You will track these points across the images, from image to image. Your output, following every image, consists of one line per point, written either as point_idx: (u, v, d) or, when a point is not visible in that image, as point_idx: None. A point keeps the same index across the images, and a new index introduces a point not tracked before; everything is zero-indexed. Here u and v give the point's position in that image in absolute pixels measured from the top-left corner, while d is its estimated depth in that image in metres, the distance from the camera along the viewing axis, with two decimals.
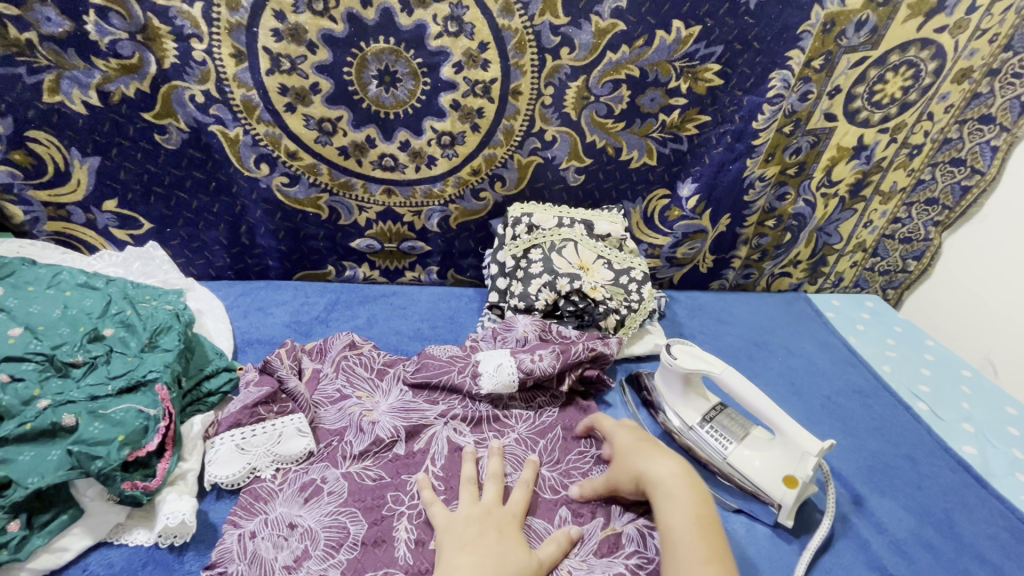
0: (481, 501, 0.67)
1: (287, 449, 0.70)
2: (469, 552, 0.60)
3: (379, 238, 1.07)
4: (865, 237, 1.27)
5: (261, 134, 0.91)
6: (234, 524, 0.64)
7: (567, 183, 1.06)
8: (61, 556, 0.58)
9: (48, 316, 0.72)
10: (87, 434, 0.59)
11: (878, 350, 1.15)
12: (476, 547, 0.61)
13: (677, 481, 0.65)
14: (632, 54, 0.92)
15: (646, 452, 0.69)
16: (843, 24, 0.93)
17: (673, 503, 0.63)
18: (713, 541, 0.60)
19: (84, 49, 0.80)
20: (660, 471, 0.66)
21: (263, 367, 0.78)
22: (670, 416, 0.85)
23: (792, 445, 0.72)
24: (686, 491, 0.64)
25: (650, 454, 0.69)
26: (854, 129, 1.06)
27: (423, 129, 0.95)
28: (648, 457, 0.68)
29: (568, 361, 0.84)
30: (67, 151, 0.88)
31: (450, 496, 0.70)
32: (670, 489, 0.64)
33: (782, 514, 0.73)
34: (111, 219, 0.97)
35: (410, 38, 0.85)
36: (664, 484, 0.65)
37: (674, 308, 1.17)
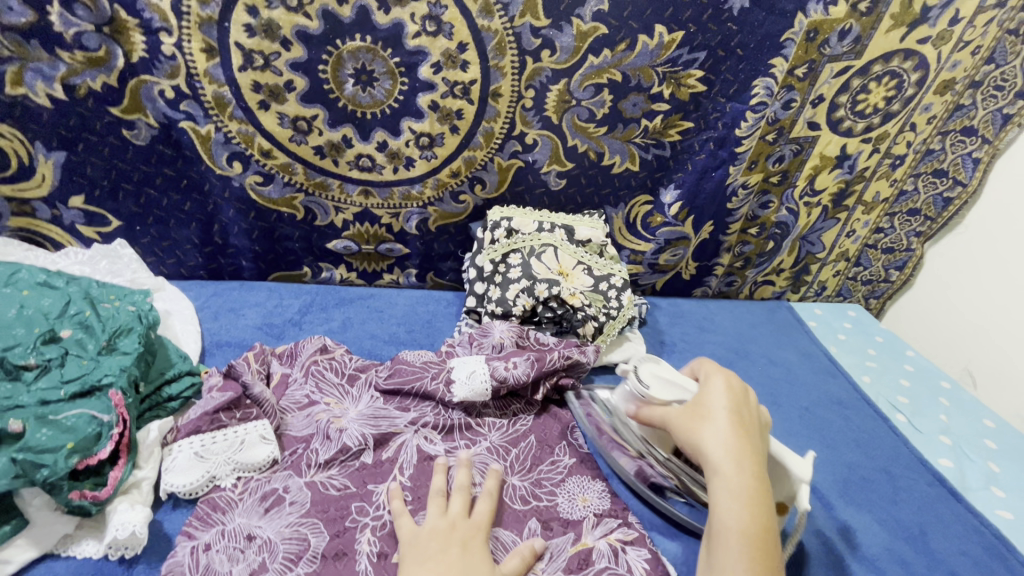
0: (449, 512, 0.65)
1: (250, 457, 0.68)
2: (426, 568, 0.59)
3: (356, 240, 1.05)
4: (848, 247, 1.26)
5: (233, 131, 0.89)
6: (189, 535, 0.61)
7: (548, 187, 1.04)
8: (3, 569, 0.55)
9: (2, 316, 0.69)
10: (34, 440, 0.57)
11: (858, 360, 1.15)
12: (437, 564, 0.59)
13: (745, 470, 0.61)
14: (614, 58, 0.91)
15: (717, 433, 0.64)
16: (827, 33, 0.92)
17: (728, 493, 0.60)
18: (768, 549, 0.57)
19: (48, 41, 0.77)
20: (730, 458, 0.62)
21: (227, 371, 0.75)
22: (627, 436, 0.78)
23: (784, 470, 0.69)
24: (750, 487, 0.60)
25: (720, 434, 0.64)
26: (837, 137, 1.06)
27: (401, 130, 0.93)
28: (719, 437, 0.64)
29: (544, 369, 0.82)
30: (31, 145, 0.86)
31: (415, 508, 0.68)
32: (729, 476, 0.61)
33: (782, 542, 0.72)
34: (78, 216, 0.94)
35: (388, 36, 0.84)
36: (725, 470, 0.61)
37: (656, 315, 1.16)
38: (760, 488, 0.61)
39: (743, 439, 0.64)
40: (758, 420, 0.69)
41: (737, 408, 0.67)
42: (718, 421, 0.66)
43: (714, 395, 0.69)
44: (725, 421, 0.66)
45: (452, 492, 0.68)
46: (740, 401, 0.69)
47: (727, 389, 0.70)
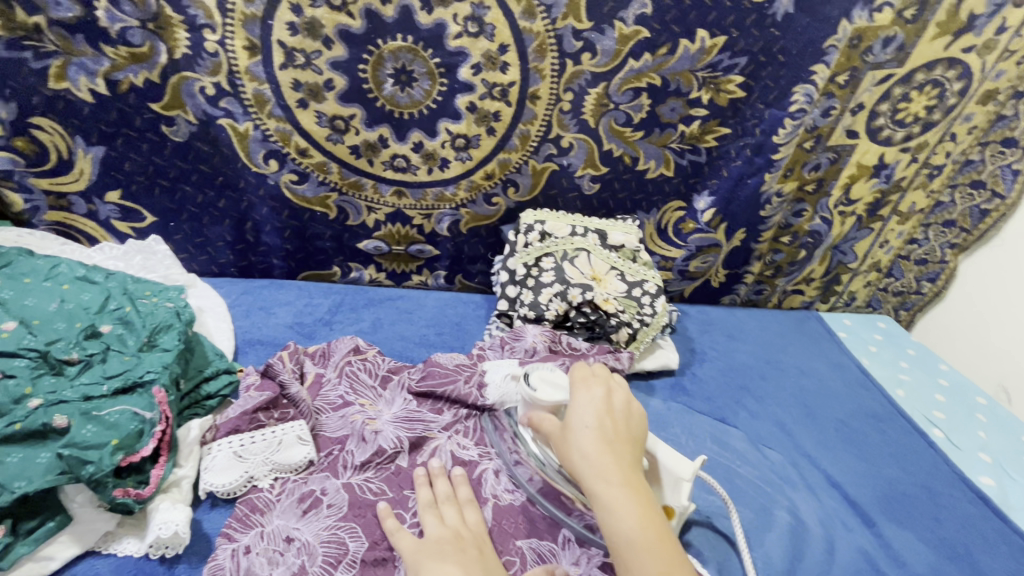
0: (448, 521, 0.63)
1: (287, 458, 0.68)
2: (453, 563, 0.57)
3: (387, 240, 1.05)
4: (880, 257, 1.24)
5: (271, 129, 0.89)
6: (229, 538, 0.61)
7: (582, 191, 1.03)
8: (46, 565, 0.55)
9: (44, 310, 0.69)
10: (79, 436, 0.57)
11: (891, 372, 1.13)
12: (459, 558, 0.58)
13: (619, 480, 0.58)
14: (654, 62, 0.90)
15: (584, 450, 0.60)
16: (870, 40, 0.91)
17: (609, 512, 0.56)
18: (662, 549, 0.54)
19: (93, 35, 0.78)
20: (599, 474, 0.58)
21: (264, 370, 0.75)
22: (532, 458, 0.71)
23: (666, 474, 0.67)
24: (624, 496, 0.57)
25: (588, 450, 0.60)
26: (876, 146, 1.04)
27: (437, 131, 0.92)
28: (585, 454, 0.60)
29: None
30: (72, 139, 0.86)
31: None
32: (606, 494, 0.57)
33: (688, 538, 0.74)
34: (114, 211, 0.95)
35: (429, 37, 0.83)
36: (600, 487, 0.57)
37: (685, 323, 1.15)
38: (640, 490, 0.58)
39: (612, 445, 0.61)
40: (627, 414, 0.65)
41: (602, 415, 0.63)
42: (585, 436, 0.61)
43: (578, 410, 0.64)
44: (592, 433, 0.61)
45: (442, 502, 0.66)
46: (607, 403, 0.64)
47: (591, 395, 0.65)
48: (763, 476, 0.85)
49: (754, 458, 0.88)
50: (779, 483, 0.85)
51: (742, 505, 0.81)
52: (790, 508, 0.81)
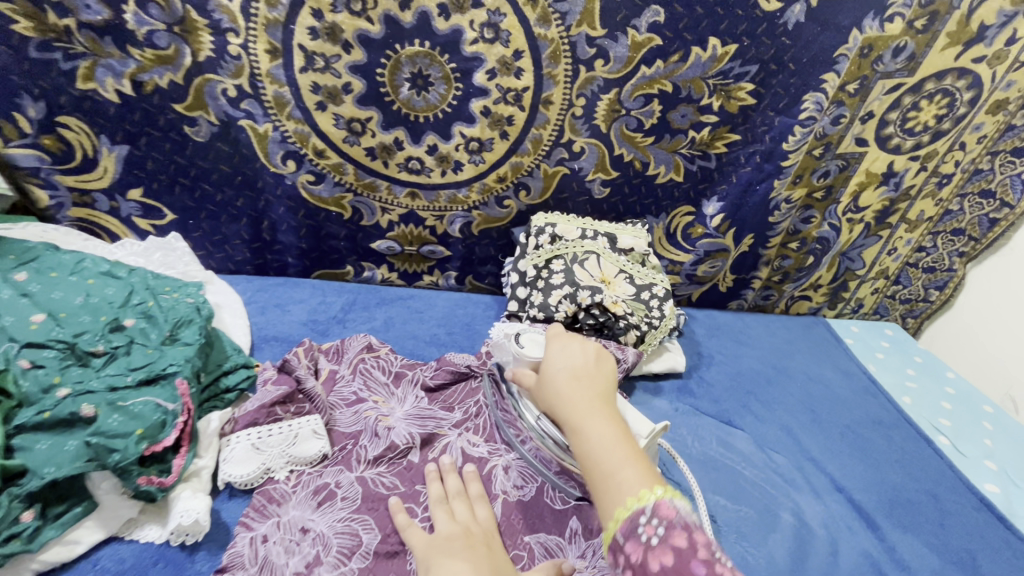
0: (458, 517, 0.64)
1: (303, 451, 0.69)
2: (462, 559, 0.58)
3: (400, 240, 1.07)
4: (888, 264, 1.25)
5: (290, 130, 0.91)
6: (247, 526, 0.63)
7: (592, 195, 1.05)
8: (73, 549, 0.58)
9: (70, 303, 0.72)
10: (106, 425, 0.58)
11: (898, 380, 1.13)
12: (468, 555, 0.58)
13: (586, 403, 0.63)
14: (666, 69, 0.91)
15: (554, 385, 0.67)
16: (881, 49, 0.92)
17: (579, 431, 0.61)
18: (627, 453, 0.57)
19: (120, 38, 0.80)
20: (567, 400, 0.64)
21: (281, 366, 0.78)
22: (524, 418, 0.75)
23: None
24: (589, 415, 0.62)
25: (559, 385, 0.66)
26: (885, 154, 1.05)
27: (451, 134, 0.94)
28: (555, 388, 0.66)
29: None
30: (97, 138, 0.89)
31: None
32: (576, 416, 0.62)
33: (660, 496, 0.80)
34: (135, 208, 0.97)
35: (446, 42, 0.85)
36: (570, 412, 0.63)
37: (692, 327, 1.16)
38: (609, 411, 0.63)
39: (582, 378, 0.67)
40: (597, 356, 0.71)
41: (572, 358, 0.70)
42: (556, 374, 0.67)
43: (549, 357, 0.70)
44: (562, 371, 0.68)
45: (453, 497, 0.67)
46: (579, 350, 0.71)
47: (563, 343, 0.72)
48: (768, 478, 0.86)
49: (760, 460, 0.89)
50: (784, 485, 0.86)
51: (748, 505, 0.82)
52: (795, 510, 0.82)
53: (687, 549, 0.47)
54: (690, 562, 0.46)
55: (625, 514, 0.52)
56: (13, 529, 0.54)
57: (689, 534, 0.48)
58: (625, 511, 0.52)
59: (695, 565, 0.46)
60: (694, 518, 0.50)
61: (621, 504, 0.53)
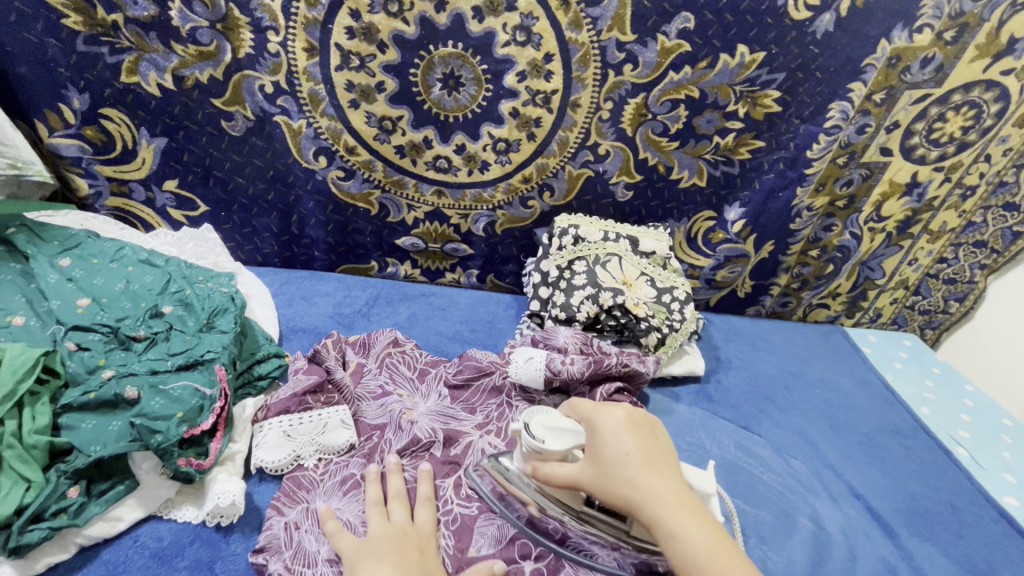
0: (394, 521, 0.63)
1: (331, 440, 0.71)
2: (386, 564, 0.57)
3: (424, 237, 1.09)
4: (908, 275, 1.24)
5: (323, 127, 0.93)
6: (279, 511, 0.65)
7: (615, 198, 1.06)
8: (115, 526, 0.60)
9: (111, 289, 0.74)
10: (149, 407, 0.61)
11: (915, 391, 1.13)
12: (395, 560, 0.58)
13: (677, 501, 0.56)
14: (694, 75, 0.92)
15: (634, 479, 0.57)
16: (909, 60, 0.92)
17: (679, 540, 0.53)
18: (738, 559, 0.53)
19: (165, 34, 0.83)
20: (654, 500, 0.56)
21: (311, 356, 0.80)
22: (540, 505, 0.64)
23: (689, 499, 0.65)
24: (684, 516, 0.55)
25: (638, 479, 0.57)
26: (909, 164, 1.05)
27: (480, 134, 0.96)
28: (635, 483, 0.57)
29: (599, 370, 0.86)
30: (137, 130, 0.91)
31: (462, 530, 0.67)
32: (671, 522, 0.55)
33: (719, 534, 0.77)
34: (170, 199, 1.00)
35: (479, 44, 0.87)
36: (663, 515, 0.55)
37: (710, 331, 1.17)
38: (696, 506, 0.56)
39: (654, 466, 0.58)
40: (649, 431, 0.63)
41: (633, 439, 0.60)
42: (626, 469, 0.58)
43: (608, 441, 0.59)
44: (633, 464, 0.58)
45: (390, 500, 0.65)
46: (633, 424, 0.62)
47: (615, 420, 0.61)
48: (786, 483, 0.87)
49: (778, 465, 0.90)
50: (802, 490, 0.86)
51: (765, 509, 0.83)
52: (813, 515, 0.83)
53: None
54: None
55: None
56: (60, 504, 0.56)
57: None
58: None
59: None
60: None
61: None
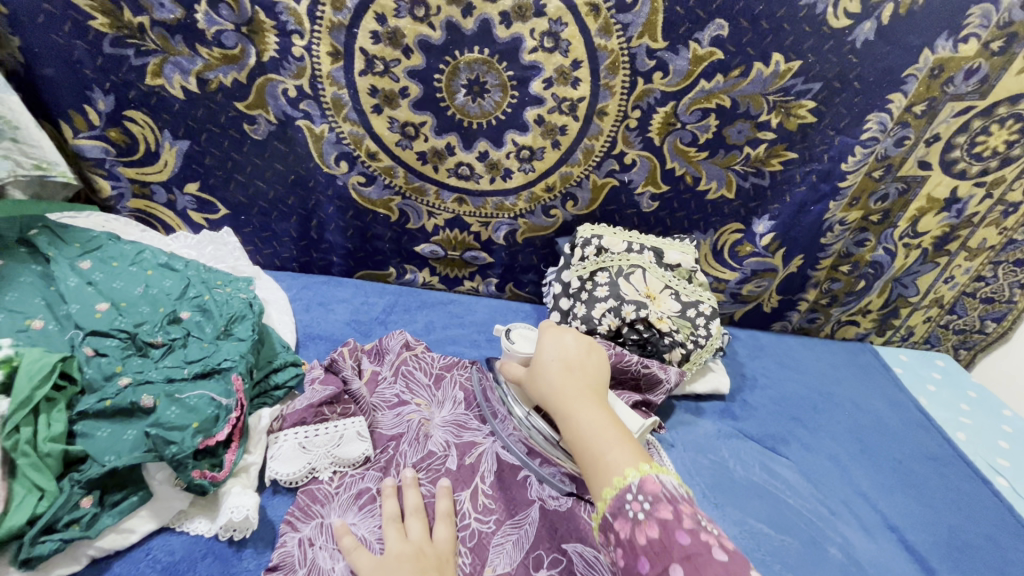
0: (411, 538, 0.60)
1: (347, 453, 0.70)
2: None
3: (444, 245, 1.07)
4: (944, 293, 1.18)
5: (345, 132, 0.92)
6: (292, 527, 0.63)
7: (640, 208, 1.03)
8: (128, 537, 0.59)
9: (131, 293, 0.74)
10: (164, 417, 0.60)
11: (950, 415, 1.08)
12: None
13: (575, 391, 0.63)
14: (726, 84, 0.89)
15: (549, 371, 0.67)
16: (953, 71, 0.88)
17: (569, 416, 0.61)
18: (617, 434, 0.58)
19: (190, 37, 0.82)
20: (558, 388, 0.64)
21: (328, 365, 0.79)
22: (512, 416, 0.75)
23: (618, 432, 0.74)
24: (581, 398, 0.62)
25: (551, 373, 0.66)
26: (949, 179, 1.00)
27: (504, 141, 0.94)
28: (548, 375, 0.66)
29: (619, 366, 0.89)
30: (160, 133, 0.91)
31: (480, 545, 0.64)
32: (569, 404, 0.62)
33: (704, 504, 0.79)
34: (191, 202, 1.00)
35: (505, 50, 0.85)
36: (559, 398, 0.63)
37: (735, 346, 1.14)
38: (601, 399, 0.63)
39: (571, 368, 0.67)
40: (589, 349, 0.71)
41: (564, 347, 0.70)
42: (548, 366, 0.67)
43: (543, 348, 0.70)
44: (554, 361, 0.68)
45: (408, 515, 0.63)
46: (572, 342, 0.71)
47: (557, 334, 0.72)
48: (815, 509, 0.84)
49: (808, 490, 0.86)
50: (832, 518, 0.83)
51: (792, 535, 0.79)
52: (843, 545, 0.80)
53: (672, 520, 0.49)
54: (676, 533, 0.48)
55: (613, 492, 0.52)
56: (73, 515, 0.55)
57: (674, 505, 0.50)
58: (613, 490, 0.52)
59: (680, 533, 0.48)
60: (679, 491, 0.52)
61: (610, 483, 0.53)
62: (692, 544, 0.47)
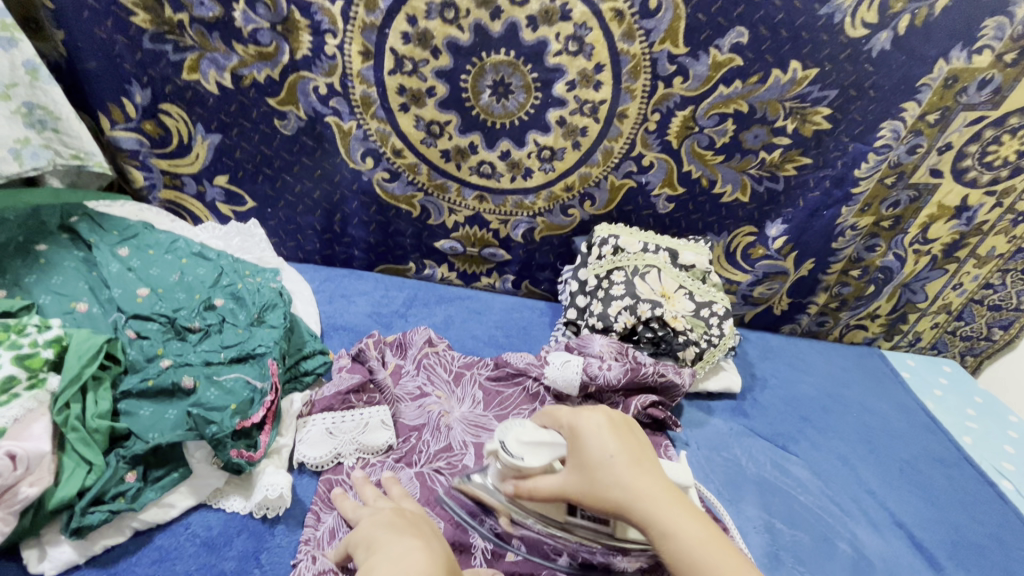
0: (383, 507, 0.57)
1: (371, 440, 0.73)
2: (412, 536, 0.52)
3: (463, 241, 1.09)
4: (952, 299, 1.19)
5: (372, 129, 0.94)
6: (316, 517, 0.65)
7: (656, 210, 1.05)
8: (168, 512, 0.63)
9: (167, 280, 0.79)
10: (204, 398, 0.66)
11: (957, 419, 1.10)
12: (414, 533, 0.52)
13: (661, 499, 0.52)
14: (744, 90, 0.92)
15: (620, 478, 0.53)
16: (966, 81, 0.90)
17: (669, 534, 0.50)
18: (726, 551, 0.49)
19: (227, 34, 0.85)
20: (643, 500, 0.52)
21: (355, 355, 0.83)
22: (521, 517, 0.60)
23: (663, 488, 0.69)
24: (673, 507, 0.52)
25: (622, 482, 0.53)
26: (960, 187, 1.02)
27: (526, 141, 0.96)
28: (622, 486, 0.52)
29: (636, 378, 0.88)
30: (193, 126, 0.94)
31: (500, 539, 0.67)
32: (663, 519, 0.51)
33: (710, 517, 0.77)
34: (219, 193, 1.02)
35: (531, 52, 0.87)
36: (649, 517, 0.51)
37: (745, 347, 1.16)
38: (685, 500, 0.53)
39: (639, 466, 0.54)
40: (631, 430, 0.59)
41: (615, 439, 0.55)
42: (612, 467, 0.53)
43: (591, 444, 0.55)
44: (617, 461, 0.54)
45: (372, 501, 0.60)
46: (613, 426, 0.57)
47: (595, 420, 0.57)
48: (824, 505, 0.86)
49: (817, 487, 0.89)
50: (841, 514, 0.85)
51: (803, 530, 0.82)
52: (852, 540, 0.82)
53: None
54: None
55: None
56: (119, 488, 0.60)
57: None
58: None
59: None
60: None
61: None
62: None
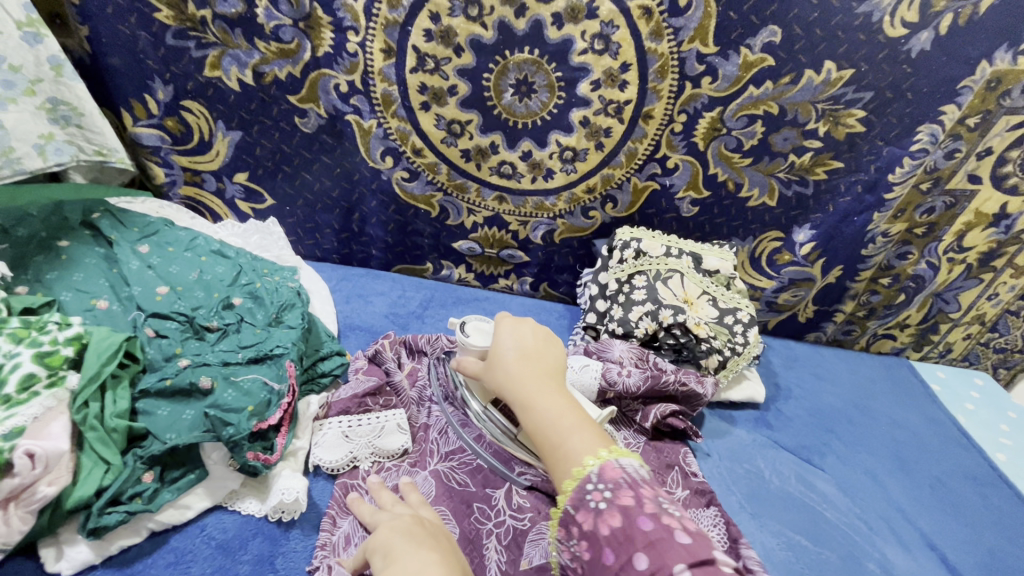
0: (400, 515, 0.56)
1: (387, 444, 0.72)
2: (429, 549, 0.50)
3: (481, 242, 1.08)
4: (986, 310, 1.13)
5: (393, 128, 0.93)
6: (331, 522, 0.65)
7: (679, 213, 1.03)
8: (184, 513, 0.63)
9: (186, 278, 0.79)
10: (222, 399, 0.65)
11: (990, 435, 1.06)
12: (432, 544, 0.51)
13: (534, 383, 0.61)
14: (775, 91, 0.89)
15: (507, 364, 0.63)
16: (1010, 84, 0.86)
17: (528, 407, 0.59)
18: (573, 423, 0.56)
19: (249, 31, 0.84)
20: (517, 382, 0.61)
21: (372, 356, 0.83)
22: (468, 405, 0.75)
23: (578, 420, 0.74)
24: (541, 388, 0.60)
25: (508, 368, 0.63)
26: (999, 194, 0.97)
27: (548, 142, 0.94)
28: (507, 370, 0.63)
29: (656, 386, 0.87)
30: (214, 123, 0.94)
31: (513, 545, 0.65)
32: (528, 397, 0.60)
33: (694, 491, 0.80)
34: (239, 191, 1.02)
35: (555, 51, 0.85)
36: (520, 394, 0.61)
37: (769, 355, 1.13)
38: (560, 388, 0.61)
39: (527, 357, 0.64)
40: (543, 339, 0.67)
41: (519, 338, 0.66)
42: (504, 357, 0.64)
43: (500, 338, 0.66)
44: (510, 352, 0.64)
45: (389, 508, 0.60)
46: (528, 331, 0.67)
47: (512, 324, 0.67)
48: (852, 523, 0.83)
49: (842, 502, 0.86)
50: (869, 533, 0.82)
51: (829, 548, 0.79)
52: (882, 561, 0.79)
53: (632, 506, 0.47)
54: (637, 518, 0.46)
55: (573, 484, 0.51)
56: (136, 488, 0.60)
57: (636, 492, 0.48)
58: (573, 482, 0.52)
59: (641, 518, 0.46)
60: (640, 474, 0.51)
61: (570, 475, 0.52)
62: (655, 529, 0.45)
